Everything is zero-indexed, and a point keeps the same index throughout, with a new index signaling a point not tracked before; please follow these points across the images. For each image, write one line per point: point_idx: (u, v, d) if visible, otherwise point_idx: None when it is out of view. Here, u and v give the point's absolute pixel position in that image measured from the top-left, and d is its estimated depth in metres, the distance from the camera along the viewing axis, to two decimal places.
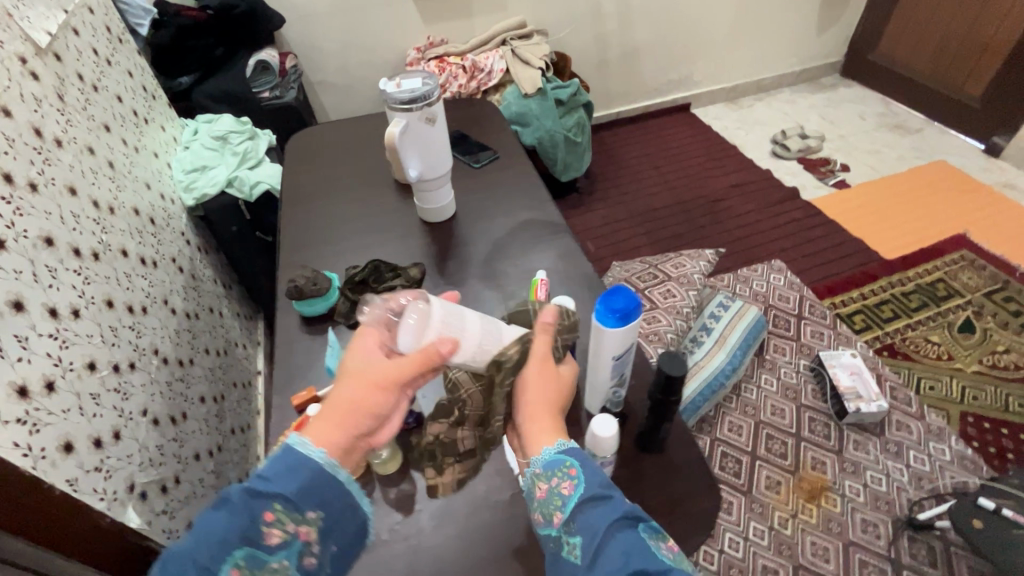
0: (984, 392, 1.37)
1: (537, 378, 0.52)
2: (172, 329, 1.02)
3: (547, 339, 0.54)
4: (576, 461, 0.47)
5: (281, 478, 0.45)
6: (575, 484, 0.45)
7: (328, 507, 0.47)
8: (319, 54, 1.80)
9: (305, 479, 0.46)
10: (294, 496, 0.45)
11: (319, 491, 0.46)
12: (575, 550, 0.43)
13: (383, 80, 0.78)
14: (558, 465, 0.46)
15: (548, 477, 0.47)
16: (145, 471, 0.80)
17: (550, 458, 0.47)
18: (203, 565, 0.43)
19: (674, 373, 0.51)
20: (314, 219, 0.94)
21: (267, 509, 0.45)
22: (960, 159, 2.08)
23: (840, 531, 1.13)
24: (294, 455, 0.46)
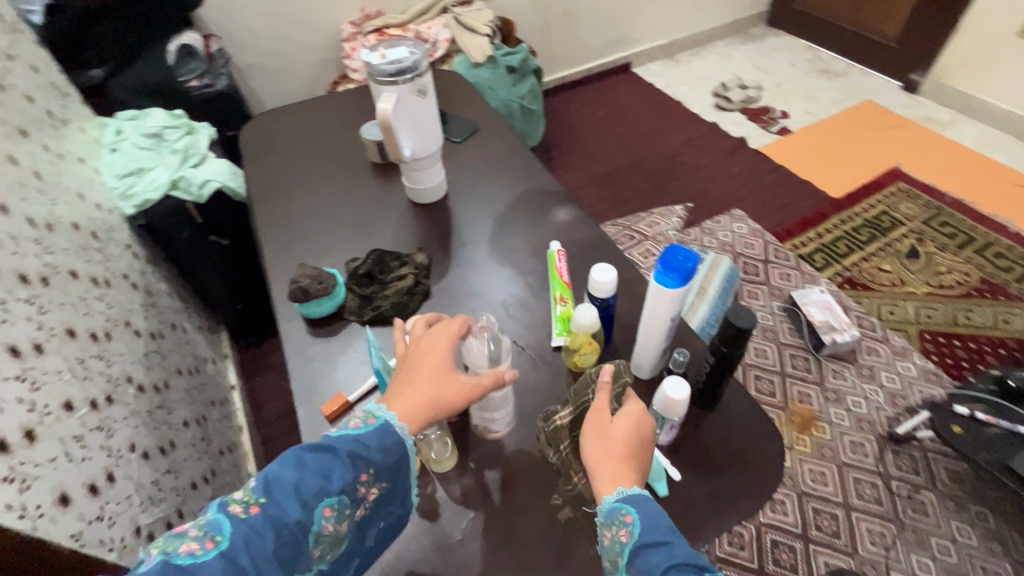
0: (935, 310, 1.49)
1: (607, 427, 0.51)
2: (140, 353, 0.92)
3: (603, 393, 0.52)
4: (632, 509, 0.47)
5: (384, 448, 0.48)
6: (631, 531, 0.45)
7: (396, 481, 0.50)
8: (245, 34, 1.64)
9: (397, 454, 0.49)
10: (384, 465, 0.49)
11: (399, 469, 0.50)
12: None
13: (366, 53, 0.73)
14: (615, 513, 0.47)
15: (608, 525, 0.47)
16: (147, 511, 0.73)
17: (608, 507, 0.48)
18: (306, 496, 0.45)
19: (743, 326, 0.50)
20: (292, 214, 0.87)
21: (362, 471, 0.47)
22: (883, 98, 2.22)
23: (833, 455, 1.21)
24: (391, 433, 0.49)
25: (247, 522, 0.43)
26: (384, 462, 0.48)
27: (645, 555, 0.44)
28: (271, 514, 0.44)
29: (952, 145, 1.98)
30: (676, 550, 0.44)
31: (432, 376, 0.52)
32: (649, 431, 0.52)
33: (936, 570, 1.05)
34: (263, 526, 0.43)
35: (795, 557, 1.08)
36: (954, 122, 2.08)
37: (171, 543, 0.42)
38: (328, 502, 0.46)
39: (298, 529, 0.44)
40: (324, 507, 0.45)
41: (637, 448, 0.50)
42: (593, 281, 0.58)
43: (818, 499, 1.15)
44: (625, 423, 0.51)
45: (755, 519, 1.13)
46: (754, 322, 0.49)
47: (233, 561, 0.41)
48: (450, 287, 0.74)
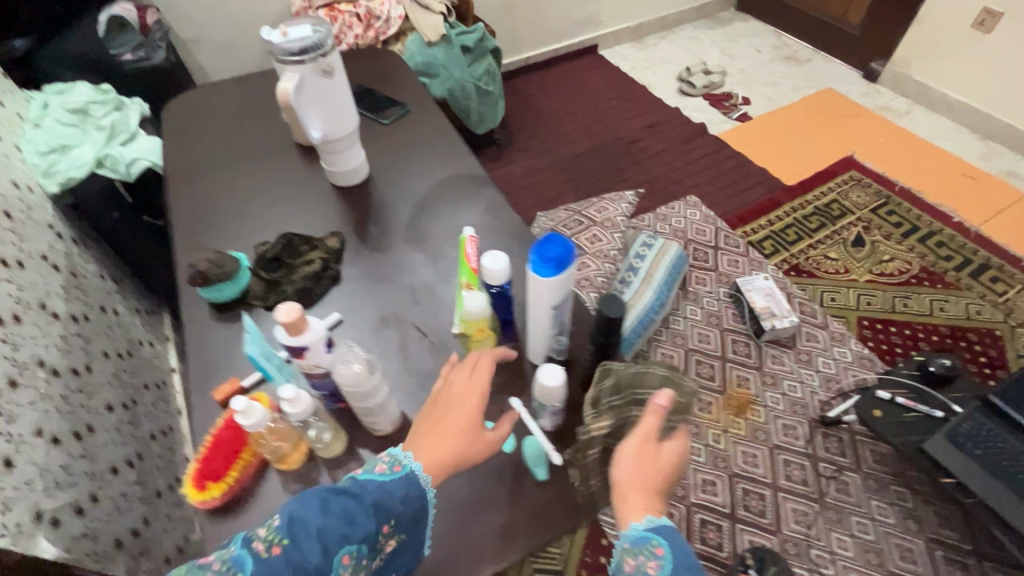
0: (875, 296, 1.53)
1: (654, 463, 0.53)
2: (56, 335, 0.90)
3: (656, 423, 0.53)
4: (662, 540, 0.51)
5: (406, 501, 0.48)
6: (663, 564, 0.50)
7: (412, 532, 0.49)
8: (187, 7, 1.57)
9: (415, 505, 0.48)
10: (402, 516, 0.48)
11: (417, 519, 0.49)
12: None
13: (267, 30, 0.70)
14: (646, 543, 0.50)
15: (635, 553, 0.51)
16: (53, 495, 0.72)
17: (637, 535, 0.51)
18: (331, 541, 0.43)
19: (613, 315, 0.54)
20: (210, 195, 0.85)
21: (382, 522, 0.46)
22: (844, 85, 2.24)
23: (766, 438, 1.25)
24: (414, 481, 0.48)
25: (269, 560, 0.42)
26: (405, 513, 0.48)
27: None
28: (292, 557, 0.42)
29: (905, 135, 2.01)
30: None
31: (462, 425, 0.51)
32: (682, 464, 0.56)
33: (853, 547, 1.10)
34: (283, 566, 0.42)
35: (721, 535, 1.12)
36: (910, 112, 2.10)
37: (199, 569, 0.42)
38: (343, 553, 0.44)
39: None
40: (343, 557, 0.44)
41: (667, 479, 0.54)
42: (484, 268, 0.58)
43: (748, 481, 1.19)
44: (671, 455, 0.55)
45: (686, 500, 1.16)
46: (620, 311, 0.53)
47: None
48: (361, 272, 0.73)
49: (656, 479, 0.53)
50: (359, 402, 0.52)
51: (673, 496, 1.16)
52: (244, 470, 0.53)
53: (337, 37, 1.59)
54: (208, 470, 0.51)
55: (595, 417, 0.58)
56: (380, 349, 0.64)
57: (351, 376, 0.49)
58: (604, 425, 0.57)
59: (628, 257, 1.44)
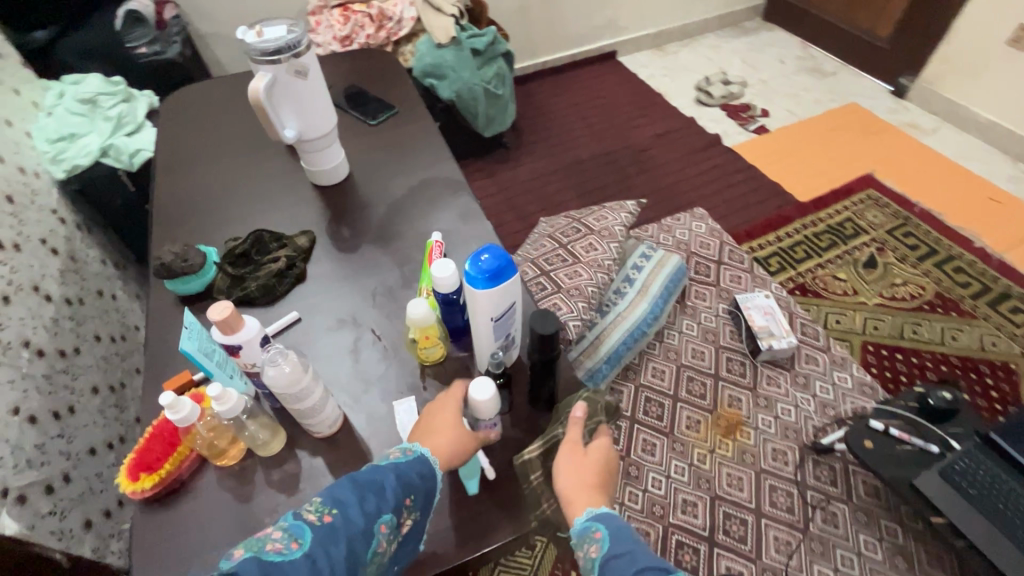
0: (883, 321, 1.47)
1: (585, 463, 0.54)
2: (46, 317, 0.93)
3: (580, 428, 0.55)
4: (602, 525, 0.49)
5: (421, 479, 0.48)
6: (602, 547, 0.47)
7: (426, 513, 0.50)
8: (207, 5, 1.62)
9: (429, 484, 0.49)
10: (420, 494, 0.48)
11: (430, 499, 0.50)
12: None
13: (243, 30, 0.71)
14: (587, 531, 0.49)
15: (581, 545, 0.49)
16: (23, 473, 0.75)
17: (580, 526, 0.50)
18: (368, 512, 0.44)
19: (547, 332, 0.53)
20: (193, 188, 0.86)
21: (406, 497, 0.47)
22: (869, 100, 2.17)
23: (753, 461, 1.21)
24: (425, 464, 0.49)
25: (323, 529, 0.42)
26: (422, 491, 0.48)
27: (610, 565, 0.46)
28: (341, 527, 0.42)
29: (931, 154, 1.93)
30: (637, 556, 0.45)
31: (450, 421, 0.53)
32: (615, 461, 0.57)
33: None
34: (337, 535, 0.42)
35: (696, 558, 1.09)
36: (938, 131, 2.02)
37: (254, 544, 0.41)
38: (378, 523, 0.44)
39: (356, 546, 0.43)
40: (379, 529, 0.44)
41: (604, 476, 0.54)
42: (433, 276, 0.57)
43: (730, 504, 1.15)
44: (600, 453, 0.56)
45: (664, 519, 1.13)
46: (556, 326, 0.52)
47: (315, 565, 0.40)
48: (325, 272, 0.73)
49: (596, 479, 0.53)
50: (294, 404, 0.52)
51: (651, 514, 1.13)
52: (179, 463, 0.54)
53: (349, 36, 1.61)
54: (143, 460, 0.52)
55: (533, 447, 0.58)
56: (332, 351, 0.64)
57: (276, 378, 0.49)
58: (536, 448, 0.58)
59: (625, 266, 1.42)
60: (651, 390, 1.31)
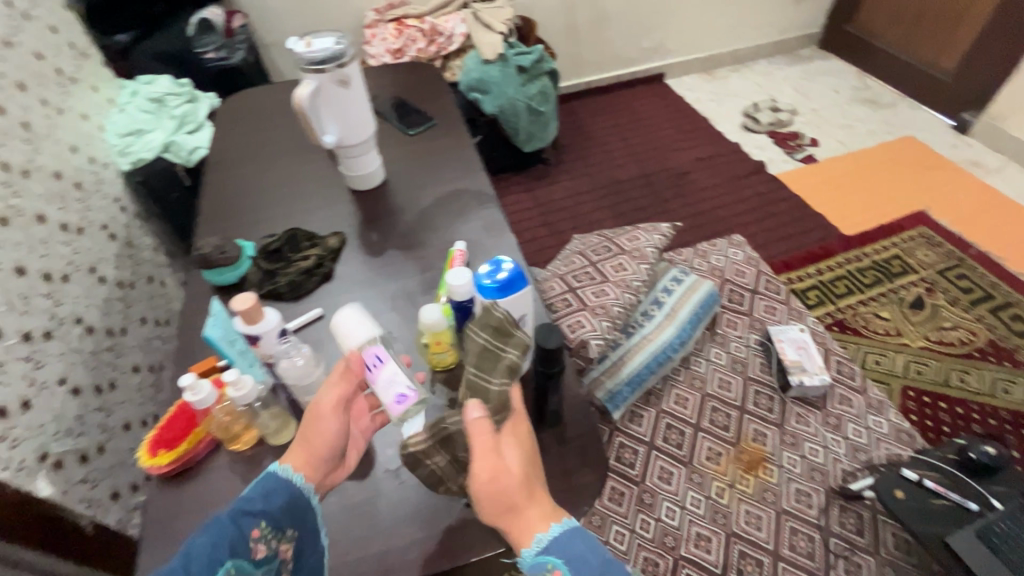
0: (928, 366, 1.40)
1: (494, 474, 0.44)
2: (99, 298, 1.00)
3: (480, 435, 0.45)
4: (557, 560, 0.43)
5: (268, 497, 0.48)
6: None
7: (302, 526, 0.50)
8: (272, 15, 1.72)
9: (285, 499, 0.48)
10: (279, 514, 0.48)
11: (298, 510, 0.49)
12: None
13: (295, 40, 0.75)
14: (543, 567, 0.43)
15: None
16: (61, 441, 0.80)
17: (531, 561, 0.44)
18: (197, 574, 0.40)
19: (551, 346, 0.53)
20: (239, 186, 0.92)
21: (254, 524, 0.46)
22: (928, 134, 2.08)
23: (774, 501, 1.16)
24: (273, 480, 0.49)
25: None
26: (276, 510, 0.48)
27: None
28: None
29: (994, 194, 1.83)
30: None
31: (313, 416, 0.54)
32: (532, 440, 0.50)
33: None
34: None
35: None
36: (1002, 170, 1.92)
37: None
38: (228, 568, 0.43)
39: None
40: None
41: (530, 471, 0.47)
42: (449, 284, 0.59)
43: (746, 543, 1.11)
44: (517, 449, 0.47)
45: (675, 551, 1.10)
46: (562, 340, 0.53)
47: None
48: (351, 273, 0.76)
49: (509, 489, 0.44)
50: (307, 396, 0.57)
51: (661, 546, 1.11)
52: (195, 444, 0.57)
53: (401, 50, 1.68)
54: (164, 437, 0.56)
55: (429, 436, 0.49)
56: None
57: (296, 370, 0.55)
58: (422, 439, 0.50)
59: (655, 289, 1.41)
60: (672, 417, 1.28)
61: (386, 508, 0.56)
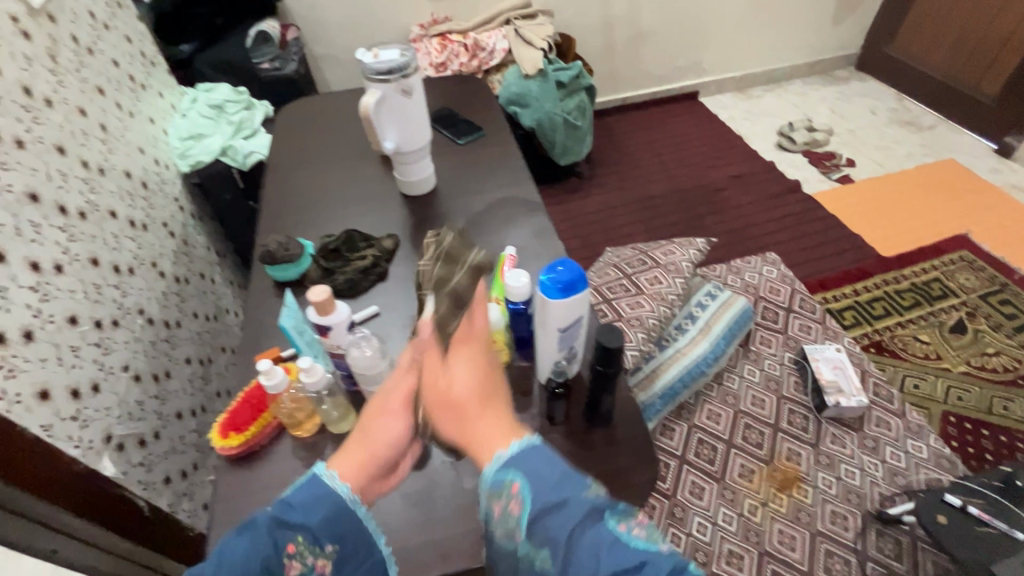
0: (969, 392, 1.37)
1: (440, 385, 0.45)
2: (159, 291, 1.05)
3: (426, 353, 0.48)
4: (517, 475, 0.41)
5: (305, 507, 0.44)
6: (524, 499, 0.40)
7: (346, 543, 0.46)
8: (322, 29, 1.80)
9: (326, 510, 0.45)
10: (318, 527, 0.44)
11: (340, 523, 0.45)
12: (545, 564, 0.38)
13: (362, 51, 0.79)
14: (502, 484, 0.41)
15: (499, 494, 0.41)
16: (124, 424, 0.85)
17: (491, 478, 0.42)
18: None
19: (612, 345, 0.55)
20: (297, 189, 0.96)
21: (290, 538, 0.43)
22: (969, 158, 2.05)
23: (809, 521, 1.14)
24: (317, 485, 0.46)
25: None
26: (314, 521, 0.44)
27: (545, 518, 0.39)
28: None
29: None
30: (574, 505, 0.39)
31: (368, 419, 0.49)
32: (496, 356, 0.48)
33: None
34: None
35: None
36: None
37: None
38: None
39: None
40: None
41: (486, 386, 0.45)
42: (507, 285, 0.61)
43: (780, 563, 1.09)
44: (472, 363, 0.46)
45: (706, 567, 1.09)
46: (623, 341, 0.54)
47: None
48: (405, 274, 0.79)
49: (462, 400, 0.44)
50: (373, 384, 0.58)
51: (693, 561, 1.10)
52: (263, 428, 0.60)
53: (444, 64, 1.74)
54: (233, 421, 0.59)
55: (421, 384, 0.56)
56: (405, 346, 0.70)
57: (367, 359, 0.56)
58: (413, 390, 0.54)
59: (689, 303, 1.41)
60: (704, 432, 1.27)
61: (441, 497, 0.59)
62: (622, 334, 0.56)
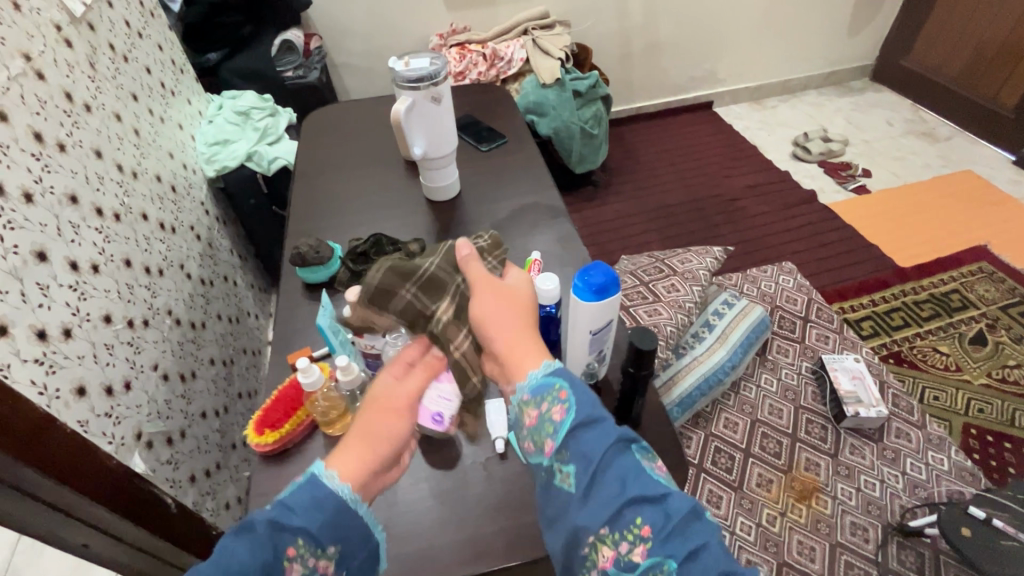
0: (990, 405, 1.36)
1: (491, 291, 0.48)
2: (186, 292, 1.08)
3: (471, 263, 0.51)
4: (565, 384, 0.43)
5: (307, 509, 0.41)
6: (567, 407, 0.42)
7: (349, 545, 0.44)
8: (343, 38, 1.83)
9: (329, 513, 0.42)
10: (320, 530, 0.41)
11: (344, 523, 0.43)
12: (569, 477, 0.40)
13: (394, 61, 0.82)
14: (547, 390, 0.43)
15: (538, 404, 0.43)
16: (153, 422, 0.86)
17: (536, 381, 0.43)
18: None
19: (645, 348, 0.55)
20: (324, 193, 0.98)
21: (291, 543, 0.40)
22: (988, 169, 2.04)
23: (828, 533, 1.13)
24: (320, 486, 0.42)
25: None
26: (317, 525, 0.41)
27: (581, 433, 0.40)
28: None
29: None
30: (608, 430, 0.41)
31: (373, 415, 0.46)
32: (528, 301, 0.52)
33: None
34: None
35: None
36: None
37: None
38: None
39: None
40: None
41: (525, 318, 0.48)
42: (537, 287, 0.62)
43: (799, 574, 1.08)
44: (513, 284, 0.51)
45: None
46: (655, 342, 0.55)
47: None
48: None
49: (519, 313, 0.48)
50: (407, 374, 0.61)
51: None
52: (296, 427, 0.61)
53: (463, 72, 1.76)
54: (268, 419, 0.61)
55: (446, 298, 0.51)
56: None
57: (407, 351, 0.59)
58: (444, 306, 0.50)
59: (705, 312, 1.41)
60: (721, 441, 1.27)
61: (470, 496, 0.60)
62: (654, 337, 0.57)
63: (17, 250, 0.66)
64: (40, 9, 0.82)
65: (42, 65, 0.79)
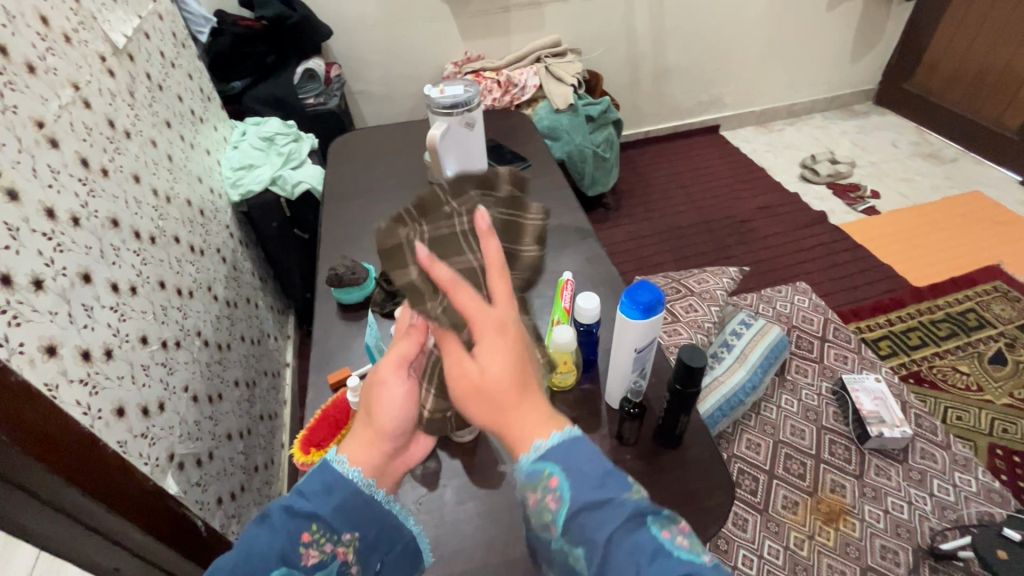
0: (1014, 425, 1.35)
1: (481, 383, 0.40)
2: (213, 314, 1.09)
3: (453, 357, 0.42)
4: (555, 467, 0.38)
5: (319, 496, 0.43)
6: (561, 495, 0.38)
7: (368, 528, 0.45)
8: (362, 67, 1.88)
9: (340, 499, 0.43)
10: (332, 515, 0.43)
11: (361, 509, 0.44)
12: (578, 562, 0.37)
13: (429, 87, 0.84)
14: (539, 476, 0.39)
15: (531, 488, 0.39)
16: (185, 443, 0.86)
17: (527, 469, 0.39)
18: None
19: (694, 364, 0.56)
20: (353, 216, 1.00)
21: (305, 528, 0.42)
22: (995, 190, 2.06)
23: (858, 556, 1.12)
24: (331, 474, 0.44)
25: None
26: (329, 510, 0.43)
27: (586, 516, 0.37)
28: None
29: None
30: (619, 505, 0.37)
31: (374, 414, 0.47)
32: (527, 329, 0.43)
33: None
34: None
35: None
36: None
37: None
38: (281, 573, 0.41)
39: None
40: None
41: (524, 364, 0.41)
42: (578, 306, 0.65)
43: None
44: (502, 352, 0.40)
45: None
46: (703, 360, 0.56)
47: None
48: None
49: (511, 403, 0.40)
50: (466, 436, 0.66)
51: None
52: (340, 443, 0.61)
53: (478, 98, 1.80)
54: (312, 437, 0.61)
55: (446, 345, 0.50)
56: None
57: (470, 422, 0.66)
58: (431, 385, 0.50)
59: (724, 332, 1.41)
60: (745, 462, 1.25)
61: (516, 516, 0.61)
62: (702, 354, 0.57)
63: (66, 272, 0.67)
64: (86, 41, 0.84)
65: (89, 94, 0.82)
